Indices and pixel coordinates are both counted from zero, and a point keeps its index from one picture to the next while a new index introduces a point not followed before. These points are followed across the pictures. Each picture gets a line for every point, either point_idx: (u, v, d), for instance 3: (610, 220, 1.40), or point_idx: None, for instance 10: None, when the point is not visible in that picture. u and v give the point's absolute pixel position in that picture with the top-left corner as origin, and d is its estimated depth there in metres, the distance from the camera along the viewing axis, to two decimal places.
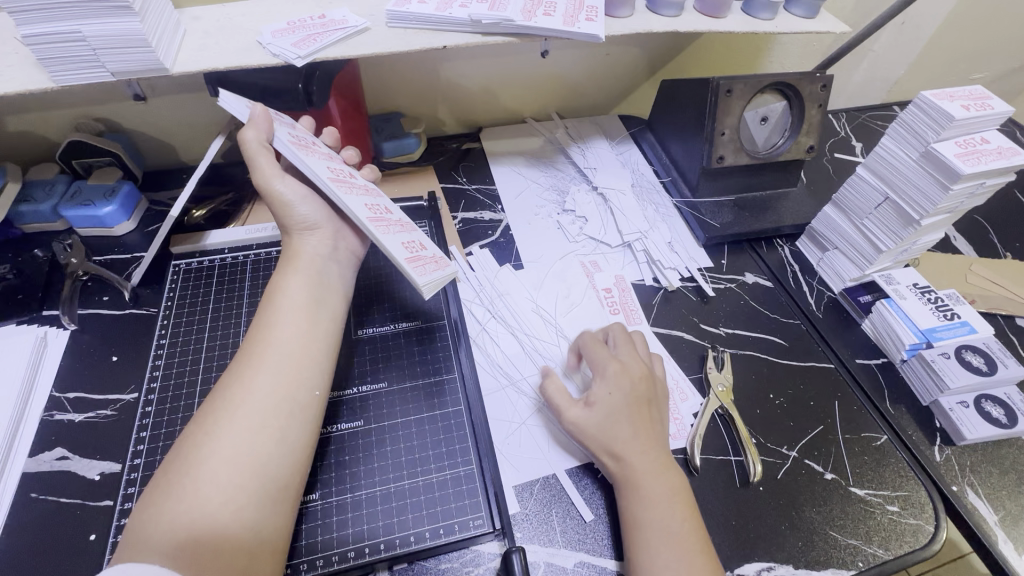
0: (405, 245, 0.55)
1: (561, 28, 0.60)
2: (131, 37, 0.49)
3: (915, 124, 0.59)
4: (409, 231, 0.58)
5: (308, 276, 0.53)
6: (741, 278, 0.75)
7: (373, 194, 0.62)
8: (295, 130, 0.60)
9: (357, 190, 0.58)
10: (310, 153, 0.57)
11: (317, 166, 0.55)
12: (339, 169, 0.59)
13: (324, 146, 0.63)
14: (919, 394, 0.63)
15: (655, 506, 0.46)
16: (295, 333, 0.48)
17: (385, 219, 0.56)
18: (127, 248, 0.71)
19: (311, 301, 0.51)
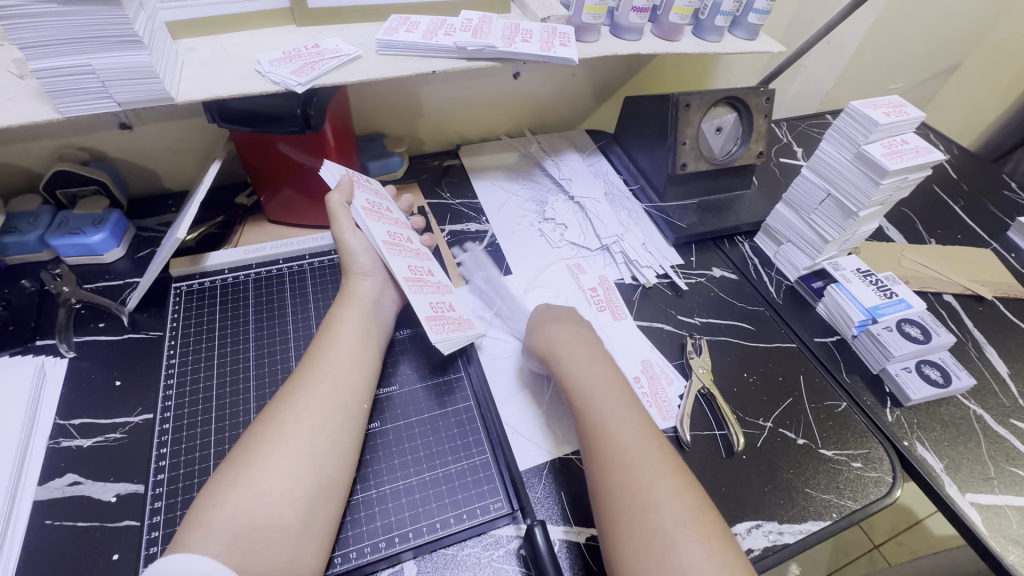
0: (433, 304, 0.61)
1: (539, 53, 0.66)
2: (140, 69, 0.51)
3: (846, 130, 0.68)
4: (443, 293, 0.64)
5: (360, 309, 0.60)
6: (709, 272, 0.82)
7: (427, 258, 0.69)
8: (372, 196, 0.70)
9: (407, 252, 0.65)
10: (377, 219, 0.66)
11: (383, 234, 0.64)
12: (396, 233, 0.67)
13: (393, 210, 0.72)
14: (869, 364, 0.72)
15: (597, 385, 0.56)
16: (350, 355, 0.56)
17: (423, 280, 0.63)
18: (117, 275, 0.72)
19: (365, 331, 0.59)
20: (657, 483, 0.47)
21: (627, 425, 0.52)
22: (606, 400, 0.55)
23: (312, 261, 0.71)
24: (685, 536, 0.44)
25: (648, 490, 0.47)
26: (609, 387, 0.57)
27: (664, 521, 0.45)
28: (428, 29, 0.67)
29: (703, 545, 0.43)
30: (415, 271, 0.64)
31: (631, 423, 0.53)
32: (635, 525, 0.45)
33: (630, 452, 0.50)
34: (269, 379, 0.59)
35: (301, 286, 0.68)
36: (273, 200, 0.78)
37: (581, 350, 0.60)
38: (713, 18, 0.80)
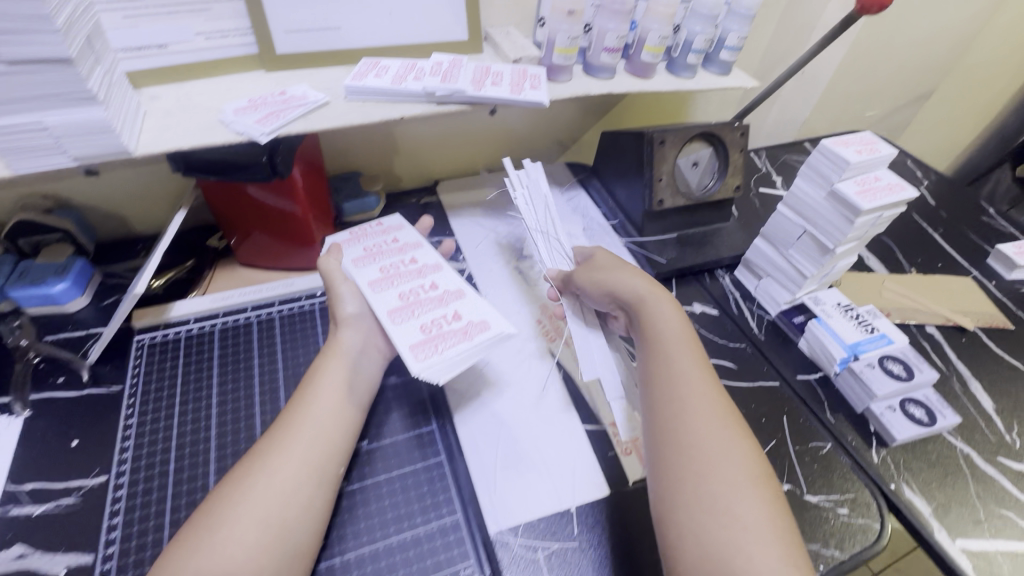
0: (427, 327, 0.60)
1: (510, 96, 0.66)
2: (95, 125, 0.50)
3: (819, 167, 0.68)
4: (445, 304, 0.63)
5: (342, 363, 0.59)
6: (689, 308, 0.81)
7: (433, 266, 0.68)
8: (372, 240, 0.72)
9: (403, 279, 0.66)
10: (371, 262, 0.68)
11: (373, 274, 0.66)
12: (395, 266, 0.68)
13: (404, 233, 0.74)
14: (854, 402, 0.70)
15: (665, 324, 0.61)
16: (330, 412, 0.55)
17: (419, 301, 0.63)
18: (81, 324, 0.70)
19: (344, 387, 0.57)
20: (729, 462, 0.49)
21: (708, 410, 0.53)
22: (691, 366, 0.57)
23: (281, 308, 0.69)
24: (739, 499, 0.47)
25: (717, 460, 0.49)
26: (696, 357, 0.58)
27: (728, 474, 0.48)
28: (397, 73, 0.67)
29: (756, 499, 0.47)
30: (408, 297, 0.64)
31: (712, 405, 0.54)
32: (698, 473, 0.49)
33: (711, 428, 0.52)
34: (231, 437, 0.57)
35: (269, 335, 0.66)
36: (243, 244, 0.76)
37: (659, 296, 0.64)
38: (685, 56, 0.80)
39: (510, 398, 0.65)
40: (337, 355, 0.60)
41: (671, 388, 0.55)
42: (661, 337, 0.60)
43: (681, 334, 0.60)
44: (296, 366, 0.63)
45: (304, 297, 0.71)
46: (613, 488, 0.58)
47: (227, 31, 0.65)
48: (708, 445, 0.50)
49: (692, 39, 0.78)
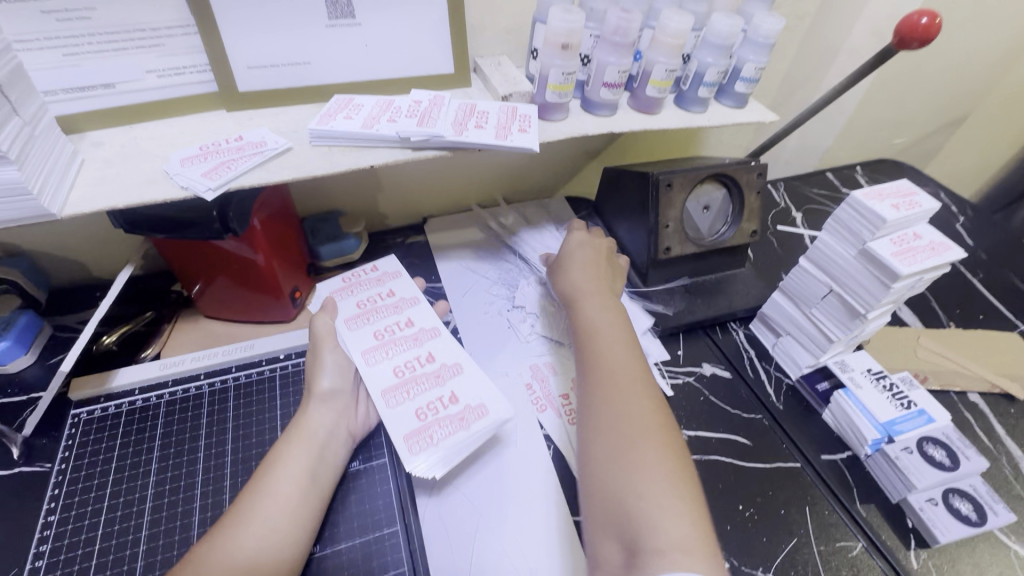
0: (425, 412, 0.58)
1: (494, 141, 0.58)
2: (7, 187, 0.43)
3: (848, 222, 0.59)
4: (442, 382, 0.60)
5: (309, 448, 0.52)
6: (698, 370, 0.73)
7: (431, 332, 0.65)
8: (364, 296, 0.69)
9: (398, 350, 0.63)
10: (364, 324, 0.65)
11: (367, 342, 0.63)
12: (392, 331, 0.65)
13: (398, 288, 0.70)
14: (888, 491, 0.61)
15: (598, 310, 0.60)
16: (290, 512, 0.48)
17: (415, 379, 0.60)
18: (22, 387, 0.63)
19: (306, 479, 0.50)
20: (616, 352, 0.55)
21: (589, 280, 0.65)
22: (589, 287, 0.64)
23: (238, 374, 0.62)
24: (643, 452, 0.46)
25: (612, 357, 0.54)
26: (598, 277, 0.66)
27: (632, 436, 0.48)
28: (370, 114, 0.60)
29: (660, 457, 0.46)
30: (402, 373, 0.61)
31: (596, 285, 0.64)
32: (609, 440, 0.48)
33: (608, 313, 0.60)
34: (164, 537, 0.50)
35: (221, 409, 0.59)
36: (206, 294, 0.70)
37: (593, 292, 0.63)
38: (696, 89, 0.72)
39: (491, 485, 0.57)
40: (301, 440, 0.52)
41: (572, 288, 0.65)
42: (568, 278, 0.67)
43: (583, 266, 0.68)
44: (246, 448, 0.56)
45: (265, 361, 0.64)
46: None
47: (181, 68, 0.58)
48: (606, 344, 0.56)
49: (703, 71, 0.70)
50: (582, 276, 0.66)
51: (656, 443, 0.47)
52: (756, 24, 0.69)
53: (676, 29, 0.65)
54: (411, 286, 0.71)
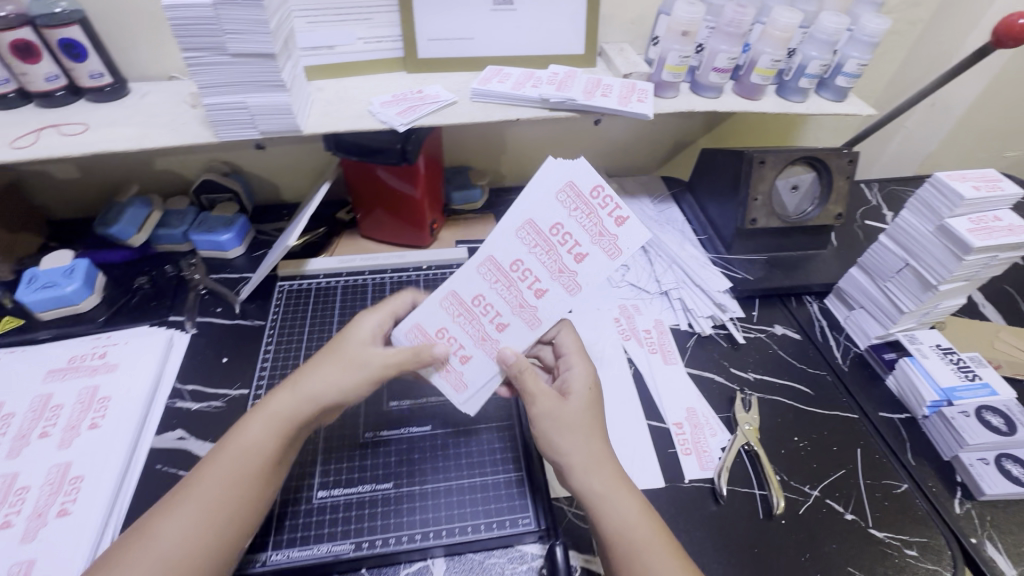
0: (444, 335, 0.59)
1: (617, 107, 0.71)
2: (281, 107, 0.63)
3: (929, 200, 0.66)
4: (516, 313, 0.58)
5: (279, 424, 0.53)
6: (770, 329, 0.81)
7: (568, 290, 0.57)
8: (599, 196, 0.55)
9: (558, 248, 0.57)
10: (569, 205, 0.56)
11: (511, 255, 0.58)
12: (526, 265, 0.58)
13: (592, 257, 0.57)
14: (941, 449, 0.67)
15: (599, 474, 0.52)
16: (220, 498, 0.49)
17: (513, 285, 0.58)
18: (235, 269, 0.85)
19: (260, 450, 0.52)
20: (626, 514, 0.50)
21: (585, 424, 0.55)
22: (574, 430, 0.54)
23: (392, 275, 0.81)
24: None
25: (622, 532, 0.49)
26: (583, 412, 0.55)
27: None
28: (517, 80, 0.75)
29: None
30: (523, 258, 0.57)
31: (588, 427, 0.54)
32: None
33: (611, 487, 0.51)
34: None
35: (380, 296, 0.78)
36: (366, 218, 0.89)
37: (582, 440, 0.53)
38: (797, 80, 0.81)
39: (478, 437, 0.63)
40: (283, 416, 0.53)
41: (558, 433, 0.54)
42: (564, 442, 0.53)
43: (578, 403, 0.56)
44: None
45: (412, 268, 0.82)
46: (666, 484, 0.63)
47: (381, 37, 0.76)
48: (614, 509, 0.50)
49: (807, 63, 0.79)
50: (571, 425, 0.54)
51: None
52: (862, 24, 0.77)
53: (785, 24, 0.74)
54: (603, 272, 0.56)
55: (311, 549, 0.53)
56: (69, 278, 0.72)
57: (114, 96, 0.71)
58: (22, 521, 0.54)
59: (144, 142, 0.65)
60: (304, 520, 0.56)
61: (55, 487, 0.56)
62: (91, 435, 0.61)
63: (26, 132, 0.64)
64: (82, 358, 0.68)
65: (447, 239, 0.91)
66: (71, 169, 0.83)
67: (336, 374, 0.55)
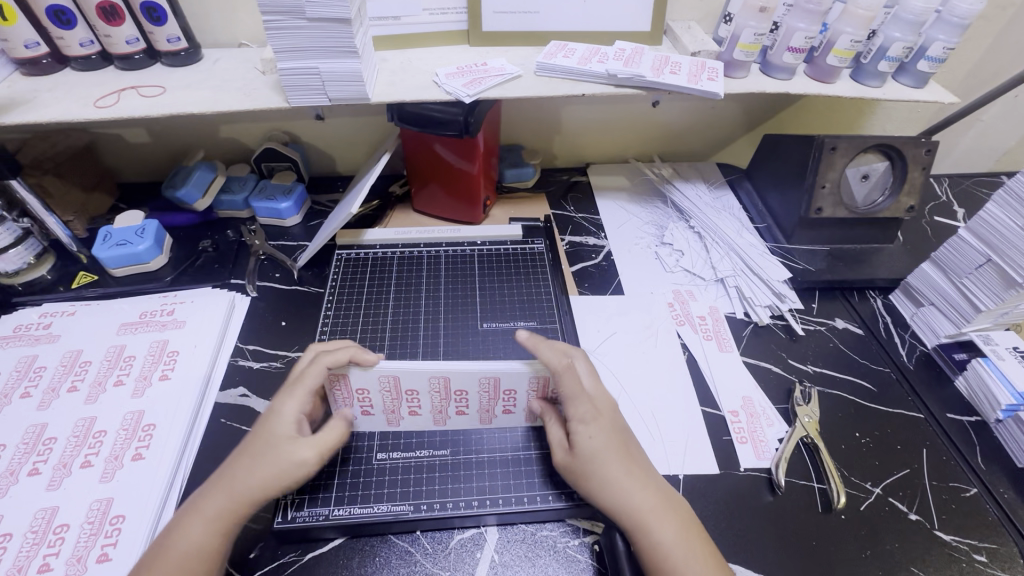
0: (385, 395, 0.56)
1: (686, 85, 0.69)
2: (352, 73, 0.63)
3: (1021, 193, 0.62)
4: (430, 407, 0.58)
5: (218, 520, 0.48)
6: (831, 322, 0.79)
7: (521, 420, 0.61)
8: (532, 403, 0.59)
9: (485, 403, 0.58)
10: (508, 396, 0.57)
11: (512, 386, 0.56)
12: (515, 394, 0.57)
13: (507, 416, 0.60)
14: (1014, 455, 0.64)
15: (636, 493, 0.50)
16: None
17: (446, 398, 0.57)
18: (293, 237, 0.86)
19: (208, 551, 0.47)
20: (669, 541, 0.48)
21: (621, 449, 0.52)
22: (615, 455, 0.52)
23: (447, 249, 0.81)
24: None
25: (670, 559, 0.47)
26: (609, 438, 0.53)
27: None
28: (583, 55, 0.74)
29: None
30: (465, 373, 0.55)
31: (622, 453, 0.52)
32: None
33: (652, 514, 0.49)
34: (399, 343, 0.68)
35: (435, 269, 0.78)
36: (421, 193, 0.89)
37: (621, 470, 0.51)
38: (876, 63, 0.77)
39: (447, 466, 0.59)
40: (225, 516, 0.48)
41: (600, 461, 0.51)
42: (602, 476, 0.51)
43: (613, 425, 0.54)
44: (454, 297, 0.74)
45: (466, 243, 0.83)
46: (721, 471, 0.61)
47: (447, 9, 0.76)
48: (655, 534, 0.49)
49: (888, 46, 0.75)
50: (605, 456, 0.51)
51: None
52: (953, 5, 0.72)
53: (870, 2, 0.70)
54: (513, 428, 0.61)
55: (371, 508, 0.55)
56: (140, 237, 0.75)
57: (188, 61, 0.72)
58: (101, 462, 0.56)
59: (217, 105, 0.66)
60: (364, 478, 0.57)
61: (130, 433, 0.59)
62: (162, 386, 0.63)
63: (108, 92, 0.66)
64: (152, 314, 0.71)
65: (499, 216, 0.91)
66: (141, 133, 0.86)
67: (263, 481, 0.49)
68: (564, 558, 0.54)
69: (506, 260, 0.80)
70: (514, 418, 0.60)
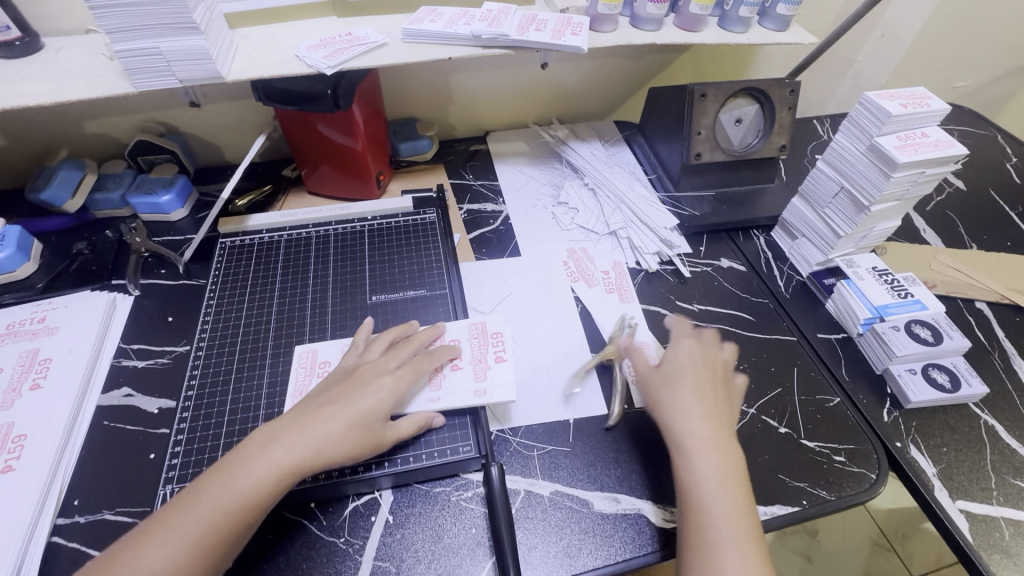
0: (299, 369, 0.62)
1: (550, 41, 0.70)
2: (197, 51, 0.61)
3: (860, 121, 0.67)
4: None
5: (288, 470, 0.50)
6: (716, 263, 0.83)
7: (428, 398, 0.59)
8: None
9: None
10: None
11: None
12: None
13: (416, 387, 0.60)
14: (873, 363, 0.70)
15: (693, 412, 0.56)
16: (206, 526, 0.46)
17: None
18: (180, 231, 0.83)
19: (263, 497, 0.49)
20: (709, 467, 0.52)
21: (688, 386, 0.58)
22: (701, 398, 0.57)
23: (337, 227, 0.80)
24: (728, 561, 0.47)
25: (707, 490, 0.51)
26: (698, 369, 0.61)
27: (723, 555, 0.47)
28: (450, 19, 0.73)
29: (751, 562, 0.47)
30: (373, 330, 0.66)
31: (691, 386, 0.59)
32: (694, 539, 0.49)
33: (697, 445, 0.54)
34: (286, 326, 0.68)
35: (325, 248, 0.77)
36: (311, 175, 0.87)
37: (695, 398, 0.58)
38: (738, 9, 0.80)
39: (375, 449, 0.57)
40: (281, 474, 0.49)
41: (678, 398, 0.58)
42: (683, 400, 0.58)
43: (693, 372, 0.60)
44: (345, 275, 0.74)
45: (357, 220, 0.82)
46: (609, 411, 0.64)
47: None
48: (698, 459, 0.53)
49: None
50: (675, 383, 0.59)
51: (751, 552, 0.48)
52: None
53: None
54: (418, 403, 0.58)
55: None
56: (1, 244, 0.71)
57: (24, 52, 0.68)
58: None
59: (58, 96, 0.62)
60: None
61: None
62: (34, 396, 0.61)
63: None
64: (21, 324, 0.68)
65: (396, 191, 0.90)
66: None
67: (354, 439, 0.52)
68: (457, 510, 0.55)
69: (400, 233, 0.80)
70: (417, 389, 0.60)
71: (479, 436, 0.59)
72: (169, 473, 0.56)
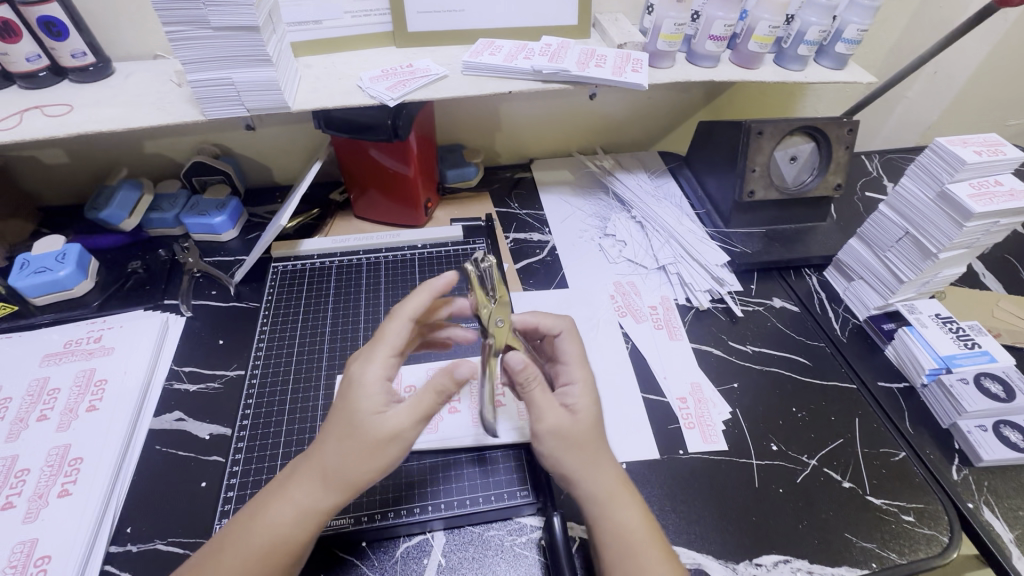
0: (342, 399, 0.63)
1: (610, 77, 0.70)
2: (268, 83, 0.62)
3: (930, 167, 0.65)
4: None
5: (315, 507, 0.47)
6: (768, 302, 0.81)
7: (482, 434, 0.61)
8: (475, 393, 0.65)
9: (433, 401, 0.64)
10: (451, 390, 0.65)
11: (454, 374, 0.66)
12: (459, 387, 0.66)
13: (459, 417, 0.63)
14: (939, 417, 0.67)
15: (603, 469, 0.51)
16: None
17: None
18: (230, 252, 0.84)
19: (294, 536, 0.46)
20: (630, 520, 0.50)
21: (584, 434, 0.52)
22: (573, 439, 0.51)
23: (387, 254, 0.81)
24: None
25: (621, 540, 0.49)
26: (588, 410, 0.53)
27: None
28: (509, 52, 0.74)
29: None
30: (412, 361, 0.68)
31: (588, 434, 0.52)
32: None
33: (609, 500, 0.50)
34: (339, 356, 0.68)
35: (376, 276, 0.78)
36: (360, 200, 0.87)
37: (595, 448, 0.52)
38: (796, 47, 0.79)
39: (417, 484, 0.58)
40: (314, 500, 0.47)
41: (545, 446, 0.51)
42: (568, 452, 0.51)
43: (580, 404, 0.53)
44: (395, 304, 0.74)
45: (406, 248, 0.83)
46: (663, 457, 0.62)
47: (370, 11, 0.74)
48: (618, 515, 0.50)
49: (806, 29, 0.77)
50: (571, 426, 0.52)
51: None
52: None
53: None
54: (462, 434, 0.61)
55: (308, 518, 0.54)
56: (61, 263, 0.72)
57: (97, 77, 0.69)
58: (24, 502, 0.54)
59: (130, 122, 0.63)
60: None
61: (55, 469, 0.57)
62: (89, 418, 0.61)
63: (11, 113, 0.63)
64: (77, 342, 0.68)
65: (443, 218, 0.90)
66: (58, 153, 0.82)
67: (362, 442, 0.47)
68: (512, 556, 0.54)
69: (451, 263, 0.80)
70: (460, 421, 0.62)
71: (532, 478, 0.58)
72: (224, 506, 0.55)
